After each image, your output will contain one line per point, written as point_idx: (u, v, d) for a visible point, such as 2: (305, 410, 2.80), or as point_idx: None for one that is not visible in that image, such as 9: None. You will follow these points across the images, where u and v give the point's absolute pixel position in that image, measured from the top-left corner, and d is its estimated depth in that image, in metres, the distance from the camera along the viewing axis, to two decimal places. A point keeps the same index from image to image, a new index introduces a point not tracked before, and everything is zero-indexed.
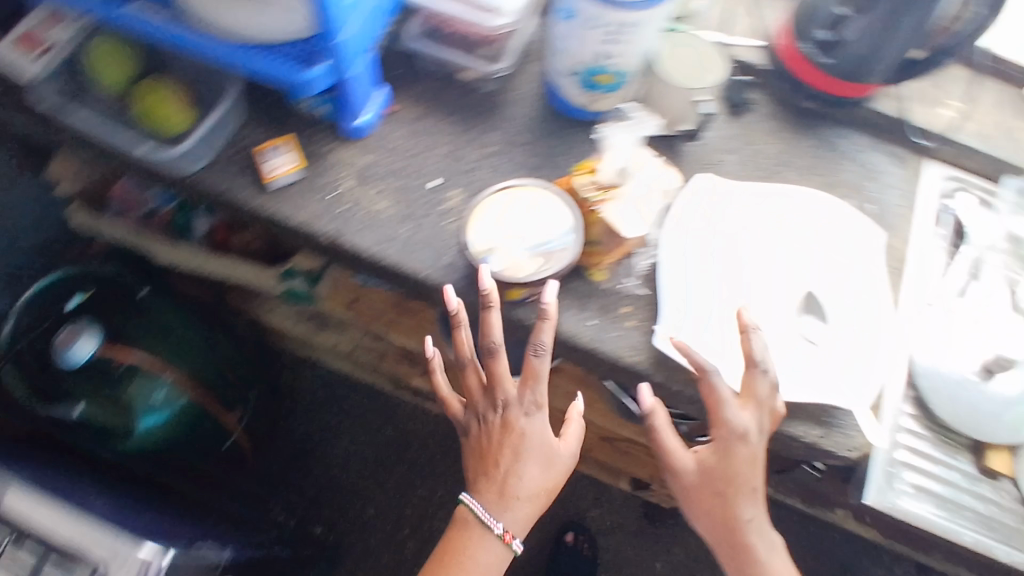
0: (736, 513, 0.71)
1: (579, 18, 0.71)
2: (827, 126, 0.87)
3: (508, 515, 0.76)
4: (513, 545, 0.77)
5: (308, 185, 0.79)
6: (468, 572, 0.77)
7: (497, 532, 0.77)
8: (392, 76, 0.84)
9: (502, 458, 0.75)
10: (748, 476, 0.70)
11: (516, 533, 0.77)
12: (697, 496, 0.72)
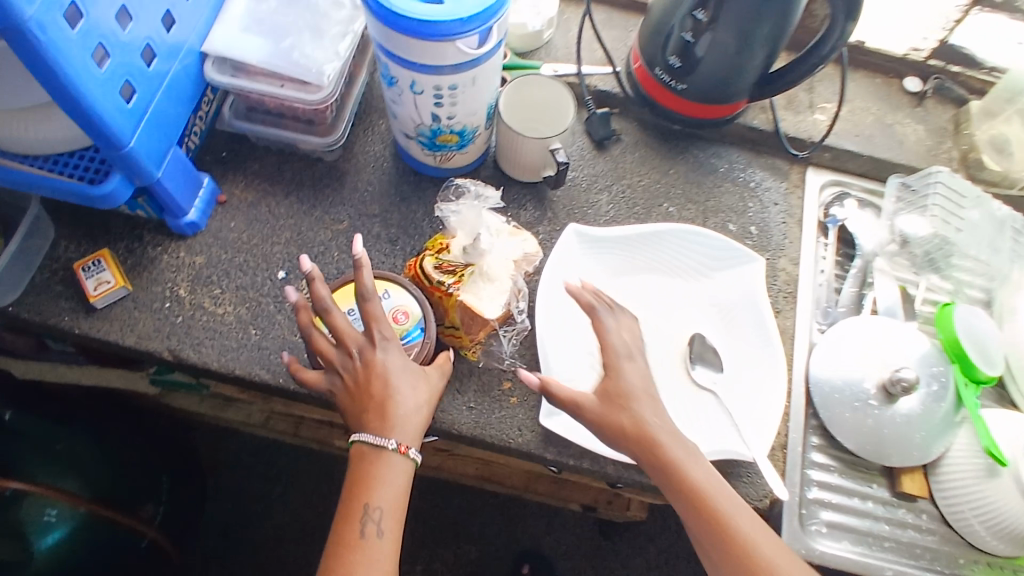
0: (672, 459, 0.56)
1: (399, 85, 0.64)
2: (700, 146, 0.82)
3: (394, 427, 0.58)
4: (411, 453, 0.58)
5: (138, 298, 0.70)
6: (373, 494, 0.56)
7: (392, 446, 0.57)
8: (223, 157, 0.76)
9: (372, 391, 0.59)
10: (682, 453, 0.57)
11: (411, 438, 0.58)
12: (603, 407, 0.58)
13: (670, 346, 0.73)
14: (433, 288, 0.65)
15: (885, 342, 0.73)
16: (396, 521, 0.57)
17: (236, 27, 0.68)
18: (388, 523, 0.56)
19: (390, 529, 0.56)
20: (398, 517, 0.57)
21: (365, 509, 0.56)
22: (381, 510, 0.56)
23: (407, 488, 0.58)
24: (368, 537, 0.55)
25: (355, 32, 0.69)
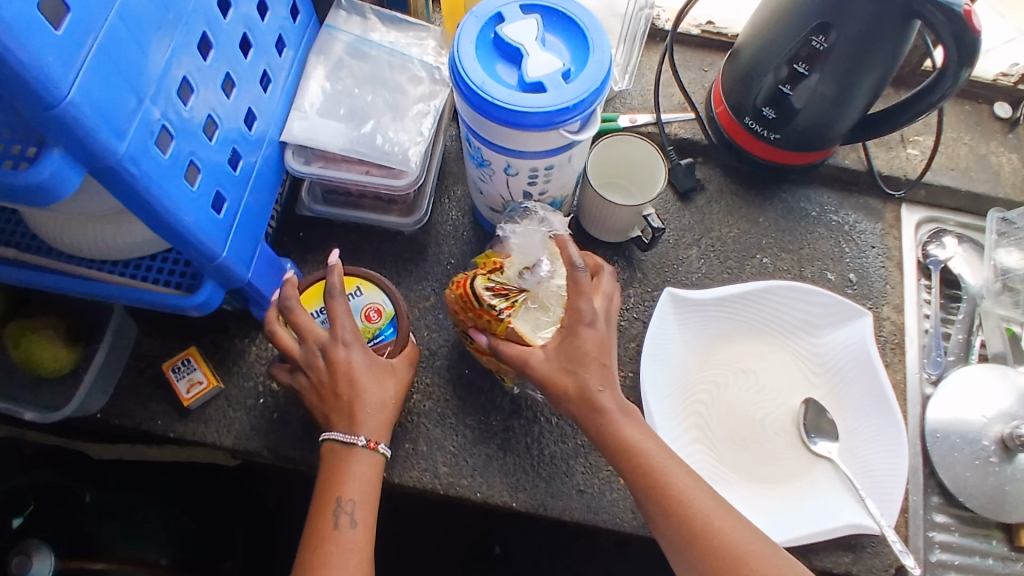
0: (623, 436, 0.55)
1: (492, 168, 0.61)
2: (789, 189, 0.79)
3: (362, 422, 0.59)
4: (381, 448, 0.59)
5: (231, 395, 0.69)
6: (345, 487, 0.57)
7: (361, 443, 0.58)
8: (301, 237, 0.72)
9: (338, 392, 0.59)
10: (623, 428, 0.55)
11: (380, 435, 0.59)
12: (547, 370, 0.56)
13: (782, 409, 0.71)
14: (479, 310, 0.58)
15: (998, 391, 0.71)
16: (368, 511, 0.57)
17: (314, 112, 0.65)
18: (361, 512, 0.56)
19: (362, 520, 0.56)
20: (371, 509, 0.57)
21: (338, 502, 0.56)
22: (354, 501, 0.56)
23: (376, 480, 0.58)
24: (341, 528, 0.55)
25: (436, 109, 0.67)
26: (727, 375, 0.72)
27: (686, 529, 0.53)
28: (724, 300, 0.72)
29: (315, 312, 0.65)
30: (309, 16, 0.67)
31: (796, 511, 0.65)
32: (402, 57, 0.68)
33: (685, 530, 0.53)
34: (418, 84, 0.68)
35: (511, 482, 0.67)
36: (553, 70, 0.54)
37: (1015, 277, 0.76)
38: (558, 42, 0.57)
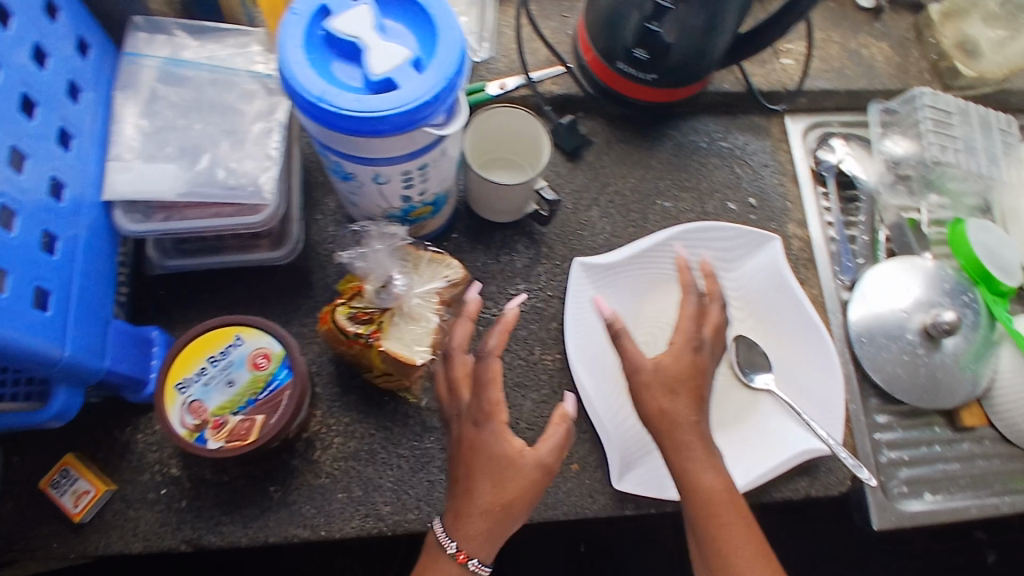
0: (699, 474, 0.55)
1: (359, 180, 0.54)
2: (675, 125, 0.76)
3: (462, 523, 0.52)
4: (472, 563, 0.52)
5: (127, 494, 0.60)
6: None
7: (451, 549, 0.52)
8: (163, 296, 0.64)
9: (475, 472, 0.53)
10: (702, 472, 0.55)
11: (473, 547, 0.52)
12: (647, 395, 0.57)
13: (715, 351, 0.69)
14: (350, 341, 0.57)
15: (913, 283, 0.72)
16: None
17: (137, 158, 0.55)
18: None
19: None
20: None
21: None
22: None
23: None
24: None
25: (281, 123, 0.58)
26: (657, 329, 0.69)
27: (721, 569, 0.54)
28: (636, 259, 0.68)
29: (195, 372, 0.55)
30: (103, 45, 0.56)
31: (750, 452, 0.64)
32: (225, 71, 0.59)
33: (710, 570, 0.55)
34: (252, 99, 0.59)
35: None
36: (400, 60, 0.47)
37: (905, 164, 0.76)
38: (399, 26, 0.50)
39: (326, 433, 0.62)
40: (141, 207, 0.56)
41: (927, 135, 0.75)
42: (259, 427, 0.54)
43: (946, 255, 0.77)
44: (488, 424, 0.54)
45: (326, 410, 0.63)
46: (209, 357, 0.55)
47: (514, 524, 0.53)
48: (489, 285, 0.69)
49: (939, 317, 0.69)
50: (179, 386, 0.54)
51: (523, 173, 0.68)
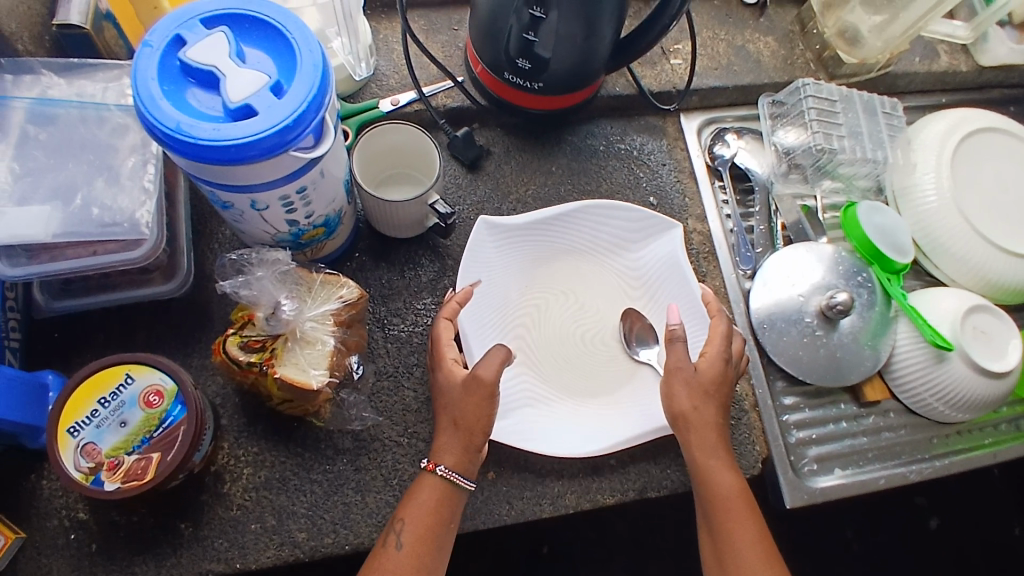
0: (719, 476, 0.59)
1: (237, 208, 0.54)
2: (572, 130, 0.78)
3: (435, 442, 0.58)
4: (439, 470, 0.57)
5: (38, 541, 0.60)
6: (401, 508, 0.57)
7: (424, 464, 0.58)
8: (57, 338, 0.63)
9: (448, 399, 0.59)
10: (721, 472, 0.59)
11: (442, 456, 0.57)
12: (684, 391, 0.60)
13: (603, 325, 0.72)
14: (244, 370, 0.57)
15: (808, 269, 0.74)
16: (419, 541, 0.55)
17: (10, 202, 0.54)
18: (410, 537, 0.55)
19: (408, 543, 0.55)
20: (425, 539, 0.55)
21: (393, 520, 0.56)
22: (404, 521, 0.56)
23: (439, 506, 0.56)
24: (389, 547, 0.55)
25: (157, 155, 0.58)
26: (551, 295, 0.72)
27: (722, 552, 0.57)
28: (535, 225, 0.70)
29: (86, 415, 0.54)
30: None
31: (631, 425, 0.65)
32: (96, 106, 0.58)
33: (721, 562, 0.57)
34: (126, 134, 0.58)
35: (378, 520, 0.61)
36: (257, 87, 0.47)
37: (796, 153, 0.79)
38: (259, 53, 0.50)
39: (235, 464, 0.61)
40: (14, 252, 0.55)
41: (812, 125, 0.78)
42: (155, 466, 0.53)
43: (840, 237, 0.80)
44: (438, 365, 0.60)
45: (234, 440, 0.62)
46: (99, 399, 0.54)
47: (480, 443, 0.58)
48: (396, 301, 0.69)
49: (833, 298, 0.71)
50: (71, 429, 0.53)
51: (419, 186, 0.68)
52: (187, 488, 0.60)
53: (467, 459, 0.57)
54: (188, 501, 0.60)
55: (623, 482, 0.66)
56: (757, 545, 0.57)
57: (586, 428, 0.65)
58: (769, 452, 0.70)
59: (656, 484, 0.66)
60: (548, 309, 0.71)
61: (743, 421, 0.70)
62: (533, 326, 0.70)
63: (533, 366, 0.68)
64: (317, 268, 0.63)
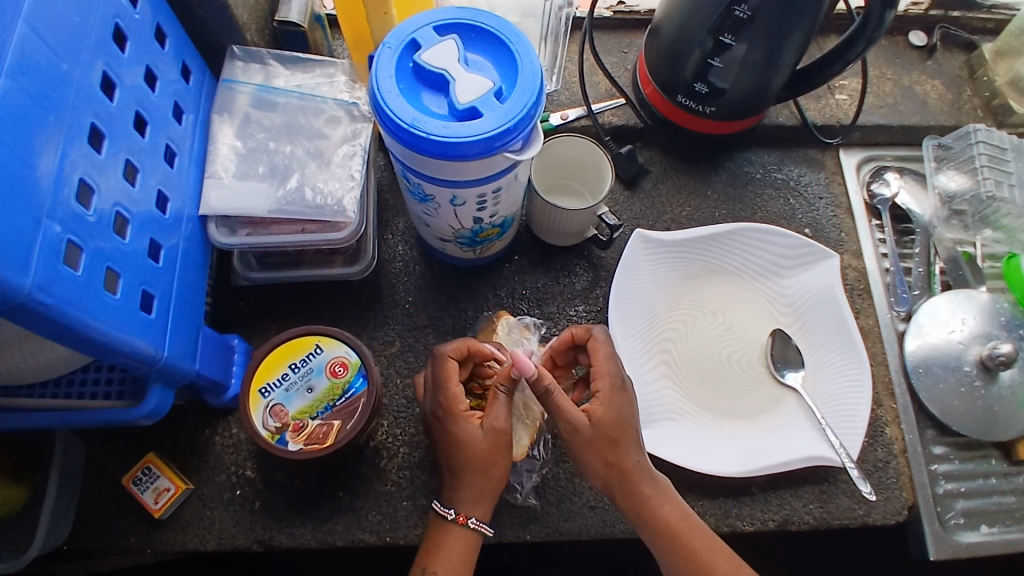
0: (654, 513, 0.56)
1: (436, 201, 0.57)
2: (731, 156, 0.79)
3: (457, 497, 0.55)
4: (472, 523, 0.55)
5: (204, 493, 0.64)
6: (431, 561, 0.55)
7: (451, 517, 0.56)
8: (242, 306, 0.68)
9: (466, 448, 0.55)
10: (657, 506, 0.56)
11: (471, 508, 0.55)
12: (590, 454, 0.55)
13: (752, 348, 0.71)
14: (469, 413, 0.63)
15: (968, 315, 0.72)
16: None
17: (230, 176, 0.60)
18: None
19: None
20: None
21: (424, 571, 0.54)
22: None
23: (468, 555, 0.56)
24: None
25: (363, 148, 0.63)
26: (698, 314, 0.71)
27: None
28: (689, 243, 0.71)
29: (277, 378, 0.58)
30: (202, 73, 0.62)
31: (778, 450, 0.65)
32: (314, 99, 0.64)
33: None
34: (337, 125, 0.64)
35: (520, 514, 0.63)
36: (484, 92, 0.50)
37: (960, 199, 0.78)
38: (482, 59, 0.53)
39: (392, 442, 0.65)
40: (229, 222, 0.61)
41: (981, 170, 0.76)
42: (336, 432, 0.57)
43: (1001, 288, 0.77)
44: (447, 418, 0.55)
45: (393, 419, 0.66)
46: (290, 364, 0.59)
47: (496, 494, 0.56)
48: (550, 305, 0.71)
49: (995, 349, 0.69)
50: (262, 390, 0.58)
51: (583, 201, 0.71)
52: (350, 459, 0.64)
53: (487, 503, 0.56)
54: (348, 472, 0.64)
55: (763, 512, 0.65)
56: (723, 560, 0.57)
57: (732, 449, 0.65)
58: (915, 499, 0.67)
59: (799, 518, 0.65)
60: (693, 328, 0.71)
61: (892, 464, 0.68)
62: (676, 343, 0.70)
63: (672, 382, 0.68)
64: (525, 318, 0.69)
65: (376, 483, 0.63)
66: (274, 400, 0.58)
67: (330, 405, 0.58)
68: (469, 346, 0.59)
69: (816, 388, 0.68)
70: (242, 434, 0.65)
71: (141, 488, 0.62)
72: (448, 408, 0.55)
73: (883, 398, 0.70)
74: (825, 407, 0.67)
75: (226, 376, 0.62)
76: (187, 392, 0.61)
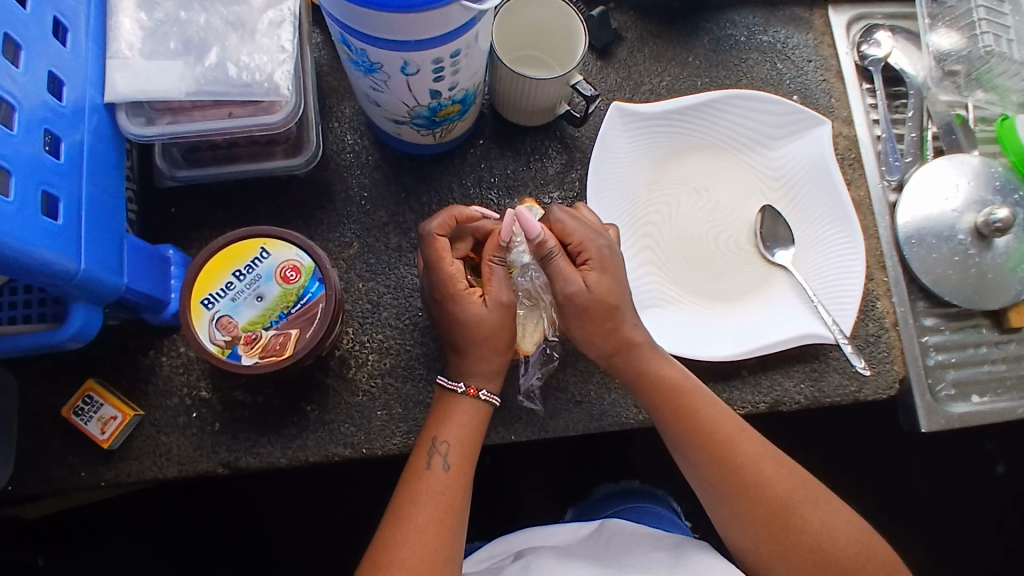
0: (653, 372, 0.55)
1: (384, 70, 0.49)
2: (712, 18, 0.71)
3: (462, 368, 0.53)
4: (483, 395, 0.53)
5: (156, 419, 0.58)
6: (441, 427, 0.53)
7: (460, 390, 0.53)
8: (174, 214, 0.60)
9: (467, 322, 0.52)
10: (658, 363, 0.55)
11: (481, 381, 0.53)
12: (586, 322, 0.54)
13: (739, 227, 0.66)
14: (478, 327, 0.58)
15: (962, 180, 0.68)
16: (465, 458, 0.53)
17: (137, 54, 0.51)
18: (454, 458, 0.52)
19: (457, 463, 0.52)
20: (468, 457, 0.53)
21: (433, 441, 0.52)
22: (449, 444, 0.52)
23: (476, 425, 0.53)
24: (436, 471, 0.52)
25: (292, 13, 0.54)
26: (681, 190, 0.66)
27: (714, 461, 0.54)
28: (672, 114, 0.65)
29: (221, 287, 0.52)
30: None
31: (770, 331, 0.61)
32: None
33: (737, 485, 0.54)
34: None
35: (503, 415, 0.59)
36: None
37: (953, 59, 0.72)
38: None
39: (359, 350, 0.60)
40: (142, 110, 0.52)
41: (979, 24, 0.70)
42: (294, 342, 0.52)
43: (994, 152, 0.73)
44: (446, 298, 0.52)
45: (358, 326, 0.60)
46: (234, 271, 0.52)
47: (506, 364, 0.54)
48: (522, 194, 0.64)
49: (991, 215, 0.66)
50: (205, 302, 0.51)
51: (551, 73, 0.63)
52: (314, 371, 0.59)
53: (499, 373, 0.54)
54: (314, 384, 0.59)
55: (754, 394, 0.62)
56: (725, 419, 0.55)
57: (723, 333, 0.62)
58: (907, 373, 0.65)
59: (791, 399, 0.62)
60: (677, 207, 0.66)
61: (884, 337, 0.65)
62: (660, 225, 0.65)
63: (656, 268, 0.63)
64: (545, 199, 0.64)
65: (346, 394, 0.59)
66: (218, 311, 0.51)
67: (284, 312, 0.52)
68: (456, 216, 0.54)
69: (807, 265, 0.64)
70: (192, 353, 0.59)
71: (85, 418, 0.56)
72: (446, 288, 0.52)
73: (875, 272, 0.67)
74: (818, 284, 0.64)
75: (163, 291, 0.55)
76: (120, 310, 0.54)
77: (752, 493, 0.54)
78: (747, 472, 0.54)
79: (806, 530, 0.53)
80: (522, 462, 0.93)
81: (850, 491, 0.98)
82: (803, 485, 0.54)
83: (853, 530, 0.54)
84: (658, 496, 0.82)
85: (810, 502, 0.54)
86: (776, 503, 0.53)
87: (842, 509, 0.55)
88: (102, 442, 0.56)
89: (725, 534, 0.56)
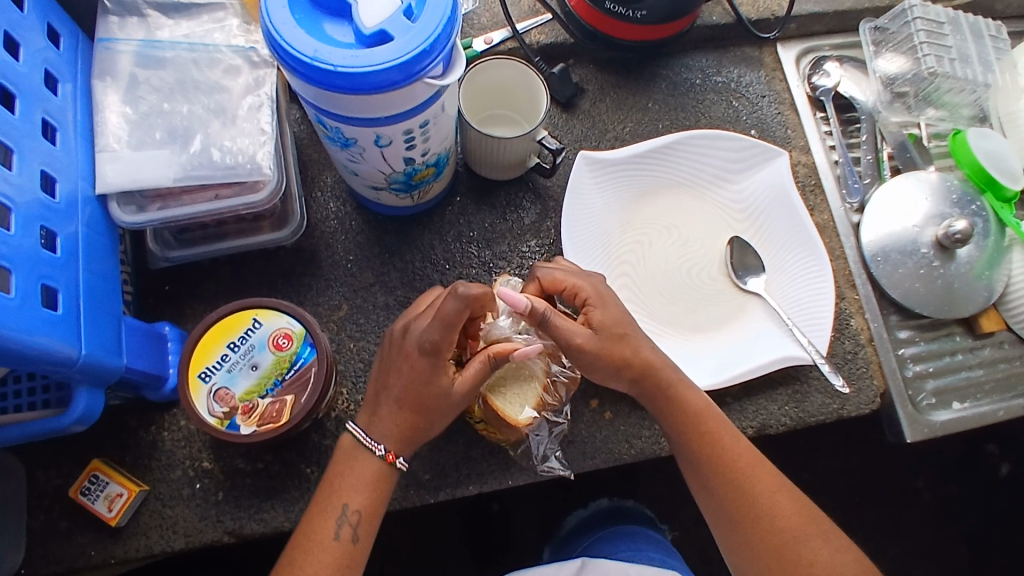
0: (690, 403, 0.56)
1: (359, 145, 0.52)
2: (668, 64, 0.75)
3: (384, 426, 0.52)
4: (399, 462, 0.53)
5: (161, 493, 0.59)
6: (352, 492, 0.52)
7: (379, 451, 0.52)
8: (168, 291, 0.63)
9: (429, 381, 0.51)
10: (688, 392, 0.56)
11: (401, 447, 0.53)
12: (603, 362, 0.54)
13: (712, 258, 0.69)
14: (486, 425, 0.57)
15: (921, 197, 0.71)
16: (371, 525, 0.52)
17: (125, 146, 0.54)
18: (363, 528, 0.52)
19: (364, 534, 0.52)
20: (373, 525, 0.52)
21: (344, 509, 0.51)
22: (360, 513, 0.51)
23: (385, 490, 0.53)
24: (343, 541, 0.51)
25: (269, 97, 0.58)
26: (658, 224, 0.69)
27: (732, 487, 0.54)
28: (638, 158, 0.68)
29: (217, 360, 0.54)
30: (73, 35, 0.55)
31: (747, 355, 0.64)
32: (205, 48, 0.58)
33: (745, 516, 0.54)
34: (237, 74, 0.58)
35: (500, 460, 0.61)
36: (392, 11, 0.44)
37: (901, 82, 0.75)
38: None
39: (354, 409, 0.61)
40: (133, 198, 0.55)
41: (921, 47, 0.74)
42: (290, 408, 0.54)
43: (950, 166, 0.76)
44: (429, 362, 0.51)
45: (353, 386, 0.62)
46: (229, 343, 0.55)
47: (436, 429, 0.54)
48: (500, 245, 0.67)
49: (950, 228, 0.68)
50: (202, 375, 0.53)
51: (519, 129, 0.67)
52: (312, 434, 0.61)
53: (422, 436, 0.54)
54: (312, 447, 0.60)
55: (740, 421, 0.63)
56: (743, 449, 0.56)
57: (702, 362, 0.64)
58: (887, 387, 0.67)
59: (776, 421, 0.64)
60: (652, 243, 0.69)
61: (861, 354, 0.67)
62: (635, 265, 0.67)
63: (636, 305, 0.66)
64: (523, 248, 0.67)
65: None
66: (215, 382, 0.54)
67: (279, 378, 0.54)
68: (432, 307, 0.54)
69: (781, 290, 0.67)
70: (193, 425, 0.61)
71: (93, 496, 0.58)
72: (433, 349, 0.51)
73: (846, 291, 0.70)
74: (791, 305, 0.66)
75: (163, 368, 0.58)
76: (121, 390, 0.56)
77: (763, 526, 0.53)
78: (766, 501, 0.54)
79: (813, 565, 0.52)
80: (522, 505, 0.94)
81: (852, 505, 0.99)
82: (814, 520, 0.54)
83: (855, 566, 0.52)
84: (629, 511, 0.85)
85: (819, 535, 0.53)
86: (786, 534, 0.53)
87: (848, 546, 0.54)
88: (111, 518, 0.57)
89: (733, 565, 0.56)
